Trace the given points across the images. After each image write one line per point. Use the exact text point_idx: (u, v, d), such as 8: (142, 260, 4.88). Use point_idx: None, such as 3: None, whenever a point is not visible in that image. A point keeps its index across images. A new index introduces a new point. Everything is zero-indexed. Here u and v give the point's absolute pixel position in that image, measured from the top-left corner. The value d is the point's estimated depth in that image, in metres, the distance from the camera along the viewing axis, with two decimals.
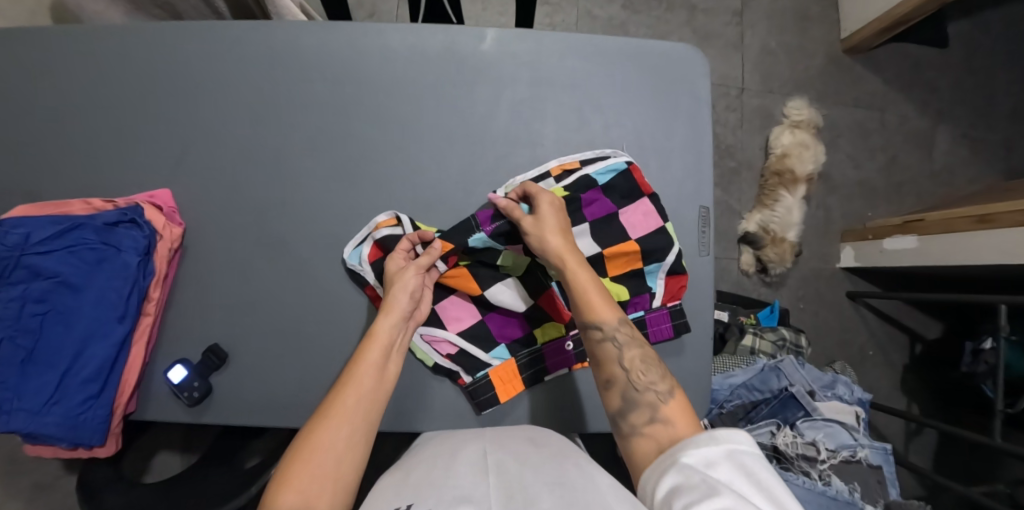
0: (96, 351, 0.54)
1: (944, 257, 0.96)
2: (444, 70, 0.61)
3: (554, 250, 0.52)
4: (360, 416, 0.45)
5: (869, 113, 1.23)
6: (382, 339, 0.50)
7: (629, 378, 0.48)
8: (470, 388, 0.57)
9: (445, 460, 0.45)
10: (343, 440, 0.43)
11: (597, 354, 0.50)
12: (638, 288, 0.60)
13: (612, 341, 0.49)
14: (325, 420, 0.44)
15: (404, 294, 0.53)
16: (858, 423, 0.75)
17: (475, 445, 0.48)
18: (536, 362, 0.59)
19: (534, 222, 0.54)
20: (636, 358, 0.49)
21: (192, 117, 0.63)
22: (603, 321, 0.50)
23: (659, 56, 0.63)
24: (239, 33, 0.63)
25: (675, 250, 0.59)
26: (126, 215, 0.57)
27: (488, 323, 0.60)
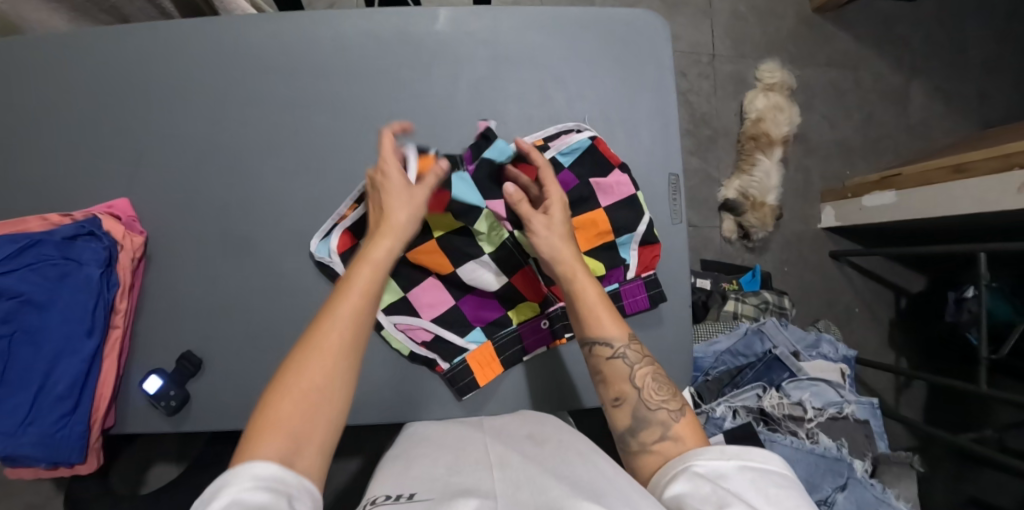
0: (68, 367, 0.53)
1: (924, 210, 0.97)
2: (400, 54, 0.60)
3: (562, 259, 0.50)
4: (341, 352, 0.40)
5: (843, 72, 1.22)
6: (370, 264, 0.45)
7: (640, 395, 0.47)
8: (449, 374, 0.57)
9: (449, 453, 0.46)
10: (318, 381, 0.38)
11: (605, 370, 0.49)
12: (612, 260, 0.60)
13: (622, 358, 0.48)
14: (304, 357, 0.39)
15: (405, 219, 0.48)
16: (843, 379, 0.75)
17: (475, 440, 0.49)
18: (514, 343, 0.58)
19: (541, 225, 0.52)
20: (646, 375, 0.48)
21: (144, 122, 0.62)
22: (614, 335, 0.49)
23: (620, 24, 0.62)
24: (185, 32, 0.61)
25: (647, 219, 0.59)
26: (84, 227, 0.56)
27: (462, 307, 0.59)
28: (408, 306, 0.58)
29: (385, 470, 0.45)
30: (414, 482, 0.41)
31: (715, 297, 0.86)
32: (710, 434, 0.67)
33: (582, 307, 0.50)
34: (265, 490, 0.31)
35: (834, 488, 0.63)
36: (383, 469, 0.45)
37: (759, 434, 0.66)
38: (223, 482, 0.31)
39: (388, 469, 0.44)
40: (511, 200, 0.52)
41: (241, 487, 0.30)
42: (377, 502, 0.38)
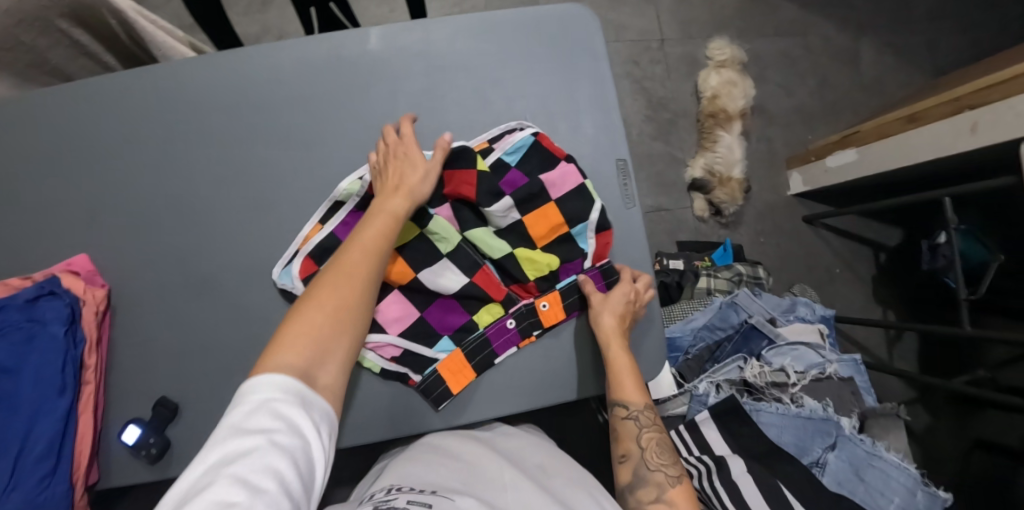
0: (44, 428, 0.53)
1: (886, 162, 0.99)
2: (336, 79, 0.61)
3: (604, 330, 0.56)
4: (360, 282, 0.48)
5: (791, 40, 1.24)
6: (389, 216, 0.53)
7: (644, 456, 0.55)
8: (421, 386, 0.57)
9: (464, 462, 0.51)
10: (341, 304, 0.46)
11: (618, 428, 0.57)
12: (568, 254, 0.61)
13: (634, 420, 0.56)
14: (331, 283, 0.47)
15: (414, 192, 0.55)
16: (822, 340, 0.76)
17: (486, 454, 0.53)
18: (483, 347, 0.58)
19: (600, 301, 0.57)
20: (651, 439, 0.56)
21: (95, 177, 0.62)
22: (632, 401, 0.56)
23: (550, 20, 0.63)
24: (125, 84, 0.62)
25: (597, 206, 0.59)
26: (44, 287, 0.56)
27: (428, 318, 0.60)
28: (375, 323, 0.58)
29: (405, 466, 0.50)
30: (435, 480, 0.46)
31: (687, 275, 0.88)
32: (695, 412, 0.68)
33: (613, 372, 0.56)
34: (290, 403, 0.38)
35: (824, 448, 0.64)
36: (405, 464, 0.51)
37: (744, 406, 0.66)
38: (256, 383, 0.40)
39: (411, 464, 0.51)
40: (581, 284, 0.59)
41: (270, 391, 0.39)
42: (404, 490, 0.44)
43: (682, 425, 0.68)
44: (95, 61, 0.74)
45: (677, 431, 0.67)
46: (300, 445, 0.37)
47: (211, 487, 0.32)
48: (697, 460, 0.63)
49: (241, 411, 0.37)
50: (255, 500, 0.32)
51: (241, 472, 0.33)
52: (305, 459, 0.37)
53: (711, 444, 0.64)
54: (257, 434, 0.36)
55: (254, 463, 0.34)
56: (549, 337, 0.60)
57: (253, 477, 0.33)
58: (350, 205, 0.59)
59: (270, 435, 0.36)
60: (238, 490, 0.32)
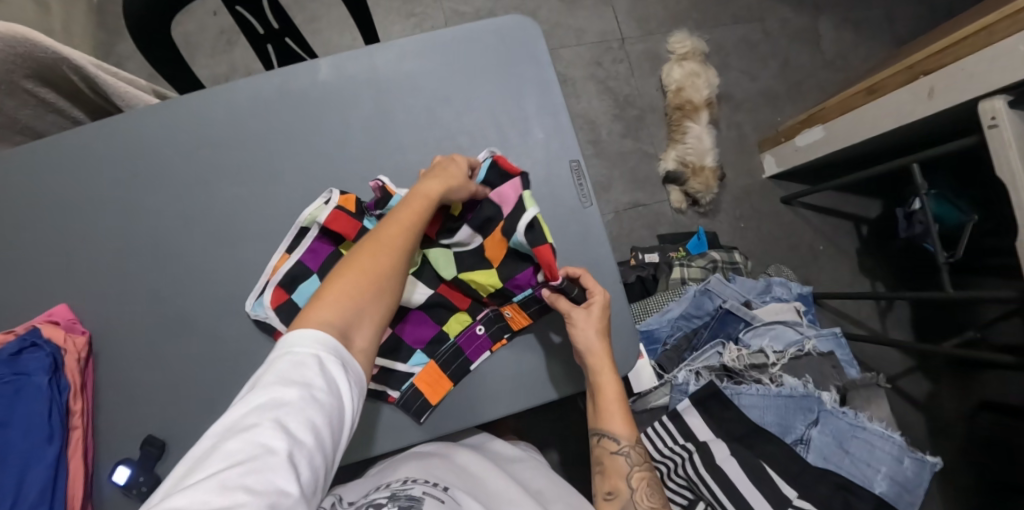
0: (35, 477, 0.54)
1: (852, 137, 1.00)
2: (293, 113, 0.63)
3: (592, 352, 0.56)
4: (398, 249, 0.50)
5: (750, 26, 1.25)
6: (424, 196, 0.52)
7: (632, 496, 0.57)
8: (400, 401, 0.57)
9: (471, 473, 0.55)
10: (379, 267, 0.48)
11: (607, 462, 0.59)
12: (520, 266, 0.59)
13: (623, 454, 0.58)
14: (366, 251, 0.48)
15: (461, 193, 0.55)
16: (799, 317, 0.76)
17: (491, 471, 0.56)
18: (458, 355, 0.59)
19: (582, 319, 0.56)
20: (641, 479, 0.58)
21: (68, 227, 0.64)
22: (622, 434, 0.59)
23: (493, 34, 0.65)
24: (90, 137, 0.65)
25: (528, 216, 0.55)
26: (26, 340, 0.57)
27: (399, 333, 0.61)
28: None
29: (419, 458, 0.56)
30: (445, 478, 0.52)
31: (661, 267, 0.90)
32: (676, 402, 0.67)
33: (603, 401, 0.58)
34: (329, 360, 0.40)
35: (807, 425, 0.65)
36: (418, 458, 0.56)
37: (724, 390, 0.65)
38: (300, 334, 0.41)
39: (424, 459, 0.55)
40: (549, 301, 0.58)
41: (311, 344, 0.41)
42: (417, 481, 0.50)
43: (666, 415, 0.68)
44: (64, 116, 0.77)
45: (659, 423, 0.67)
46: (337, 400, 0.39)
47: (255, 429, 0.34)
48: (681, 447, 0.64)
49: (287, 359, 0.39)
50: (294, 450, 0.34)
51: (283, 420, 0.35)
52: (339, 414, 0.39)
53: (694, 431, 0.63)
54: (301, 385, 0.37)
55: (296, 413, 0.36)
56: (518, 343, 0.61)
57: (293, 425, 0.35)
58: (314, 231, 0.60)
59: (310, 388, 0.38)
60: (280, 437, 0.34)
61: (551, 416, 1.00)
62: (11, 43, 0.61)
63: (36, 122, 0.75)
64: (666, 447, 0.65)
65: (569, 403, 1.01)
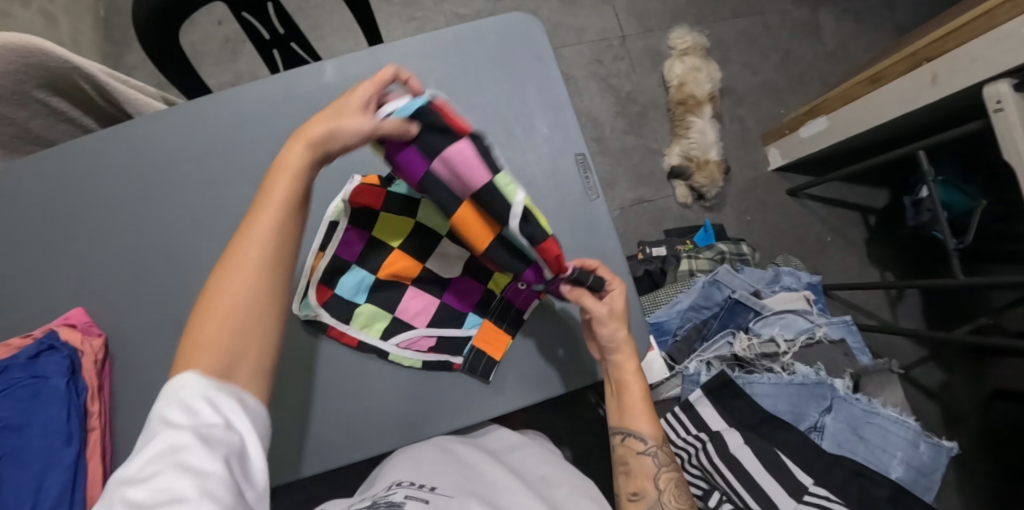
0: (53, 479, 0.55)
1: (856, 127, 1.00)
2: (300, 113, 0.64)
3: (622, 347, 0.57)
4: (272, 255, 0.39)
5: (750, 20, 1.26)
6: (288, 172, 0.40)
7: (660, 496, 0.57)
8: (466, 366, 0.57)
9: (464, 470, 0.54)
10: (252, 287, 0.38)
11: (633, 463, 0.58)
12: (518, 266, 0.52)
13: (650, 455, 0.58)
14: (226, 275, 0.38)
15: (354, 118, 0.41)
16: (810, 306, 0.76)
17: (489, 465, 0.56)
18: (509, 309, 0.59)
19: (611, 315, 0.56)
20: (667, 480, 0.57)
21: (82, 233, 0.65)
22: (648, 434, 0.58)
23: (495, 32, 0.66)
24: (101, 144, 0.66)
25: (516, 211, 0.44)
26: (44, 343, 0.58)
27: (450, 300, 0.60)
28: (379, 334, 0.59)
29: (406, 463, 0.54)
30: (435, 479, 0.50)
31: (669, 261, 0.91)
32: (688, 393, 0.67)
33: (629, 399, 0.58)
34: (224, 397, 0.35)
35: (820, 411, 0.64)
36: (407, 461, 0.54)
37: (736, 380, 0.65)
38: (176, 388, 0.35)
39: (413, 461, 0.54)
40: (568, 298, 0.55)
41: (188, 401, 0.34)
42: (403, 485, 0.48)
43: (678, 406, 0.67)
44: (75, 125, 0.79)
45: (672, 413, 0.67)
46: (245, 428, 0.35)
47: (154, 478, 0.29)
48: (694, 437, 0.63)
49: (174, 408, 0.34)
50: (205, 492, 0.30)
51: (186, 463, 0.31)
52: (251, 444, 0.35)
53: (707, 421, 0.63)
54: (197, 426, 0.33)
55: (200, 453, 0.31)
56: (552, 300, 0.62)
57: (198, 465, 0.31)
58: (344, 223, 0.57)
59: (209, 427, 0.33)
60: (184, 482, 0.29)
61: (562, 412, 1.00)
62: (25, 55, 0.62)
63: (48, 131, 0.77)
64: (678, 438, 0.65)
65: (580, 400, 1.00)
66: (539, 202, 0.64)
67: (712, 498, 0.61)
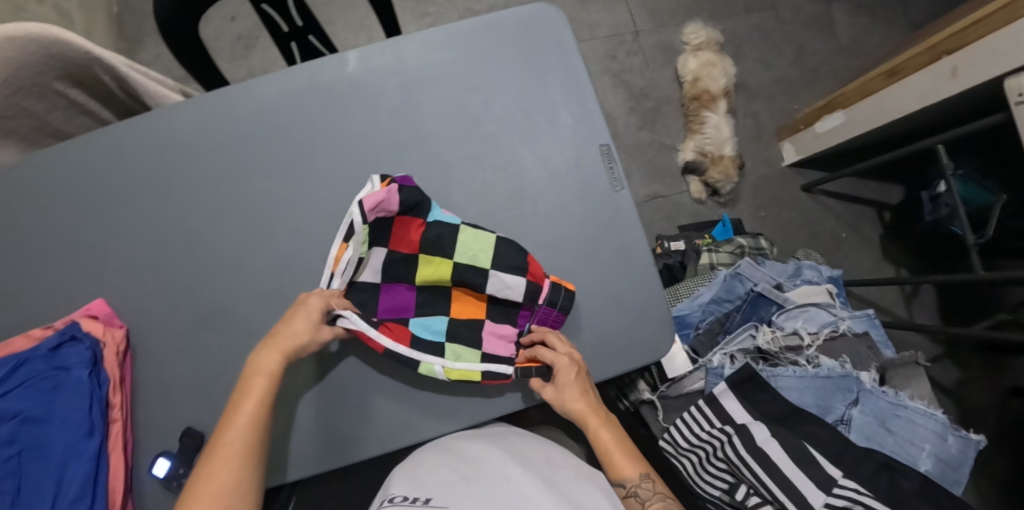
0: (77, 470, 0.55)
1: (874, 121, 0.99)
2: (322, 103, 0.64)
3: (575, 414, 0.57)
4: (248, 452, 0.49)
5: (763, 15, 1.25)
6: (263, 377, 0.52)
7: None
8: (523, 373, 0.57)
9: (464, 465, 0.52)
10: (231, 479, 0.47)
11: None
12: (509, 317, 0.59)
13: (634, 497, 0.56)
14: (211, 465, 0.47)
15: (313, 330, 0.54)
16: (832, 299, 0.75)
17: (491, 456, 0.54)
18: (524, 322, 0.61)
19: (554, 392, 0.57)
20: None
21: (102, 225, 0.65)
22: (626, 476, 0.57)
23: (519, 23, 0.65)
24: (121, 135, 0.65)
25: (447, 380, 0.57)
26: (65, 334, 0.58)
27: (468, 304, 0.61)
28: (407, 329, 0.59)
29: (400, 474, 0.52)
30: (432, 488, 0.48)
31: (690, 254, 0.91)
32: (712, 386, 0.66)
33: (602, 450, 0.59)
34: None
35: (847, 404, 0.64)
36: (407, 468, 0.53)
37: (761, 373, 0.65)
38: None
39: (412, 469, 0.52)
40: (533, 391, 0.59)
41: None
42: (396, 502, 0.46)
43: (702, 399, 0.67)
44: (93, 118, 0.78)
45: (696, 406, 0.66)
46: None
47: None
48: (719, 431, 0.63)
49: None
50: None
51: None
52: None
53: (732, 414, 0.63)
54: None
55: None
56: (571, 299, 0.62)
57: None
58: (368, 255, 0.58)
59: None
60: None
61: None
62: (44, 45, 0.62)
63: (66, 124, 0.76)
64: (703, 432, 0.64)
65: None
66: (563, 193, 0.63)
67: (739, 491, 0.61)
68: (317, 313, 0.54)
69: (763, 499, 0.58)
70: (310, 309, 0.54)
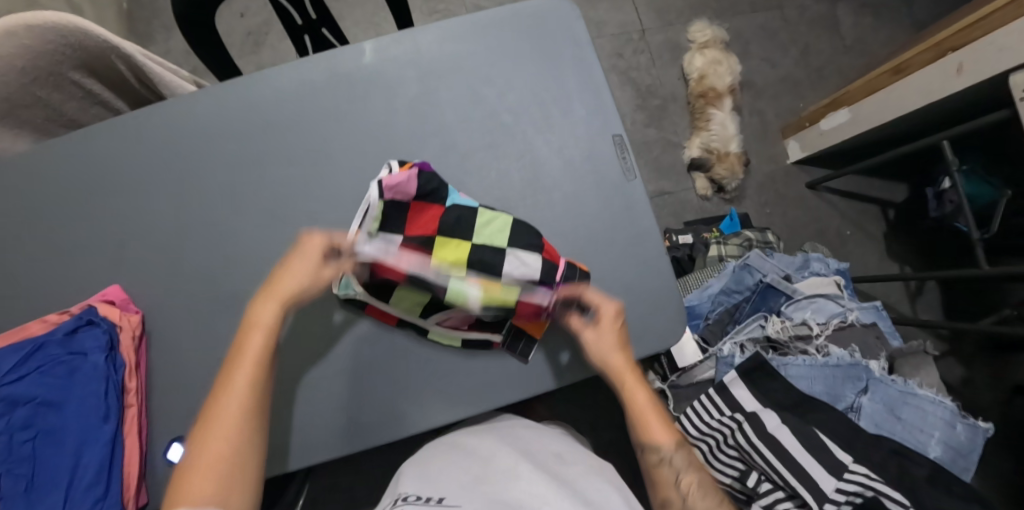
0: (93, 455, 0.55)
1: (879, 118, 1.00)
2: (339, 93, 0.64)
3: (615, 368, 0.57)
4: (250, 407, 0.47)
5: (769, 14, 1.27)
6: (261, 329, 0.50)
7: (687, 502, 0.52)
8: (506, 346, 0.58)
9: (475, 465, 0.52)
10: (233, 435, 0.45)
11: (654, 477, 0.56)
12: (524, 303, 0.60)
13: (668, 465, 0.55)
14: (211, 422, 0.45)
15: (312, 273, 0.53)
16: (840, 290, 0.76)
17: (501, 454, 0.54)
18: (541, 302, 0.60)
19: (595, 336, 0.57)
20: (692, 481, 0.54)
21: (118, 213, 0.66)
22: (661, 443, 0.56)
23: (533, 15, 0.66)
24: (138, 124, 0.66)
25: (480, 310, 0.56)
26: (82, 318, 0.59)
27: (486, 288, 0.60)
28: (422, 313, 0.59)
29: (411, 474, 0.52)
30: (443, 488, 0.48)
31: (698, 248, 0.92)
32: (723, 374, 0.67)
33: (635, 411, 0.58)
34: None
35: (857, 393, 0.64)
36: (417, 471, 0.53)
37: (771, 362, 0.66)
38: None
39: (423, 471, 0.53)
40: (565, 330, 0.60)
41: None
42: (410, 500, 0.46)
43: (713, 388, 0.67)
44: (107, 108, 0.79)
45: (707, 395, 0.66)
46: None
47: None
48: (729, 418, 0.63)
49: None
50: None
51: None
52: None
53: (742, 402, 0.63)
54: None
55: None
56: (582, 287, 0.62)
57: None
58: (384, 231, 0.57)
59: None
60: None
61: (586, 401, 1.00)
62: (62, 33, 0.62)
63: (80, 114, 0.77)
64: (712, 420, 0.65)
65: (604, 391, 1.00)
66: (577, 183, 0.64)
67: (750, 477, 0.60)
68: (319, 256, 0.54)
69: (775, 485, 0.58)
70: (310, 252, 0.53)
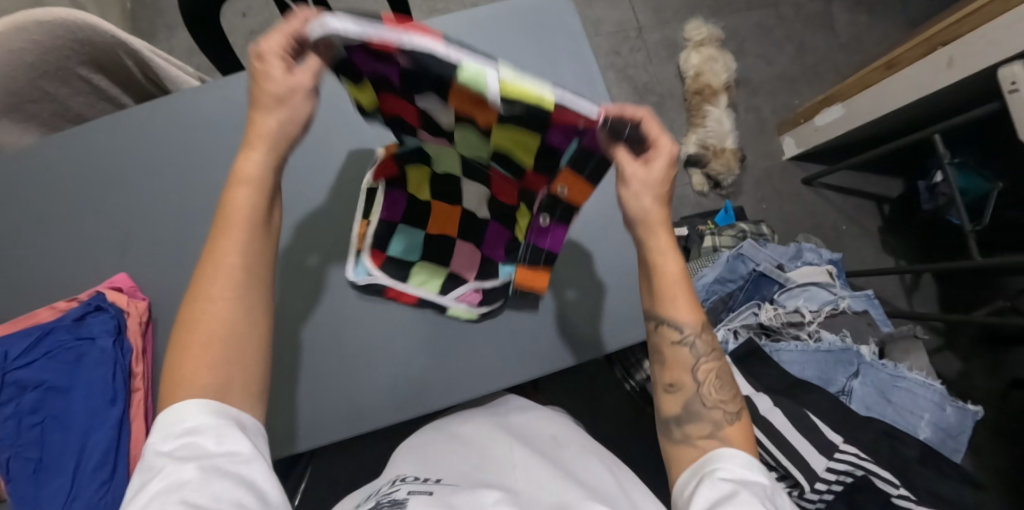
0: (100, 438, 0.56)
1: (873, 112, 1.02)
2: None
3: (648, 219, 0.42)
4: (237, 279, 0.39)
5: (764, 12, 1.29)
6: (244, 185, 0.40)
7: (699, 390, 0.44)
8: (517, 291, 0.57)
9: (472, 449, 0.53)
10: (230, 317, 0.38)
11: (666, 353, 0.45)
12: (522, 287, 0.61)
13: (689, 347, 0.44)
14: (195, 304, 0.38)
15: (286, 88, 0.38)
16: (832, 279, 0.77)
17: (499, 437, 0.55)
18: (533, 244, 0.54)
19: (640, 177, 0.40)
20: (710, 370, 0.45)
21: (125, 204, 0.67)
22: (687, 321, 0.44)
23: (530, 10, 0.68)
24: (145, 117, 0.68)
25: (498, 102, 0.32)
26: (91, 304, 0.60)
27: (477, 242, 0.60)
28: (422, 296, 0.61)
29: (409, 458, 0.53)
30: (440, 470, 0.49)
31: (692, 238, 0.94)
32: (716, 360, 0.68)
33: (659, 282, 0.44)
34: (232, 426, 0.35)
35: (848, 377, 0.65)
36: (413, 454, 0.54)
37: (763, 348, 0.67)
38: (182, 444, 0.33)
39: (421, 454, 0.54)
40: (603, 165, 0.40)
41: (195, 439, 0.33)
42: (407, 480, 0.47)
43: None
44: (114, 104, 0.81)
45: None
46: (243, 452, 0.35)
47: None
48: None
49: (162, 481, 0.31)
50: None
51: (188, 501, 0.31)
52: (262, 482, 0.35)
53: None
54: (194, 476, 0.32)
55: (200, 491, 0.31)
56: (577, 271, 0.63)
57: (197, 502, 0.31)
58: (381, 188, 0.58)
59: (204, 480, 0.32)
60: None
61: (585, 393, 1.01)
62: (72, 29, 0.64)
63: (88, 109, 0.79)
64: None
65: (602, 384, 1.01)
66: None
67: None
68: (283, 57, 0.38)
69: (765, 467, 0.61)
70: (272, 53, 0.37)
